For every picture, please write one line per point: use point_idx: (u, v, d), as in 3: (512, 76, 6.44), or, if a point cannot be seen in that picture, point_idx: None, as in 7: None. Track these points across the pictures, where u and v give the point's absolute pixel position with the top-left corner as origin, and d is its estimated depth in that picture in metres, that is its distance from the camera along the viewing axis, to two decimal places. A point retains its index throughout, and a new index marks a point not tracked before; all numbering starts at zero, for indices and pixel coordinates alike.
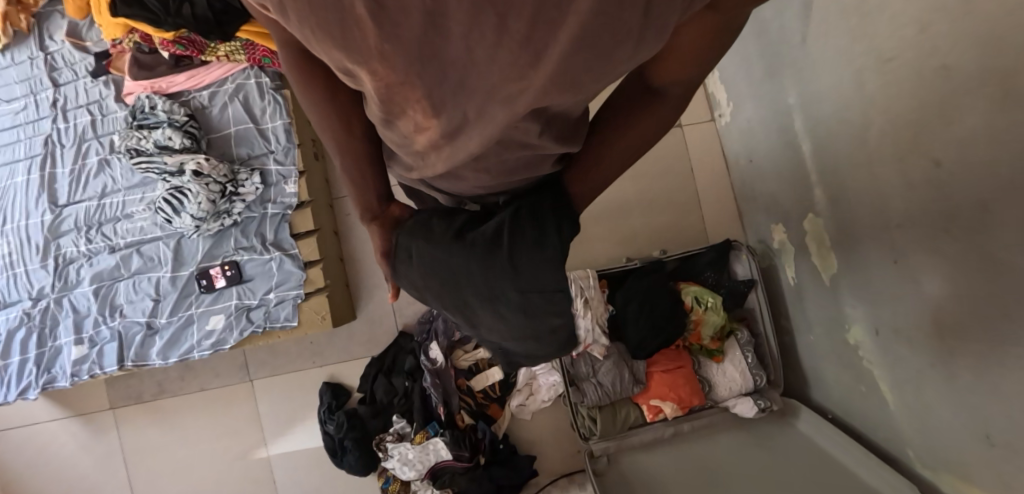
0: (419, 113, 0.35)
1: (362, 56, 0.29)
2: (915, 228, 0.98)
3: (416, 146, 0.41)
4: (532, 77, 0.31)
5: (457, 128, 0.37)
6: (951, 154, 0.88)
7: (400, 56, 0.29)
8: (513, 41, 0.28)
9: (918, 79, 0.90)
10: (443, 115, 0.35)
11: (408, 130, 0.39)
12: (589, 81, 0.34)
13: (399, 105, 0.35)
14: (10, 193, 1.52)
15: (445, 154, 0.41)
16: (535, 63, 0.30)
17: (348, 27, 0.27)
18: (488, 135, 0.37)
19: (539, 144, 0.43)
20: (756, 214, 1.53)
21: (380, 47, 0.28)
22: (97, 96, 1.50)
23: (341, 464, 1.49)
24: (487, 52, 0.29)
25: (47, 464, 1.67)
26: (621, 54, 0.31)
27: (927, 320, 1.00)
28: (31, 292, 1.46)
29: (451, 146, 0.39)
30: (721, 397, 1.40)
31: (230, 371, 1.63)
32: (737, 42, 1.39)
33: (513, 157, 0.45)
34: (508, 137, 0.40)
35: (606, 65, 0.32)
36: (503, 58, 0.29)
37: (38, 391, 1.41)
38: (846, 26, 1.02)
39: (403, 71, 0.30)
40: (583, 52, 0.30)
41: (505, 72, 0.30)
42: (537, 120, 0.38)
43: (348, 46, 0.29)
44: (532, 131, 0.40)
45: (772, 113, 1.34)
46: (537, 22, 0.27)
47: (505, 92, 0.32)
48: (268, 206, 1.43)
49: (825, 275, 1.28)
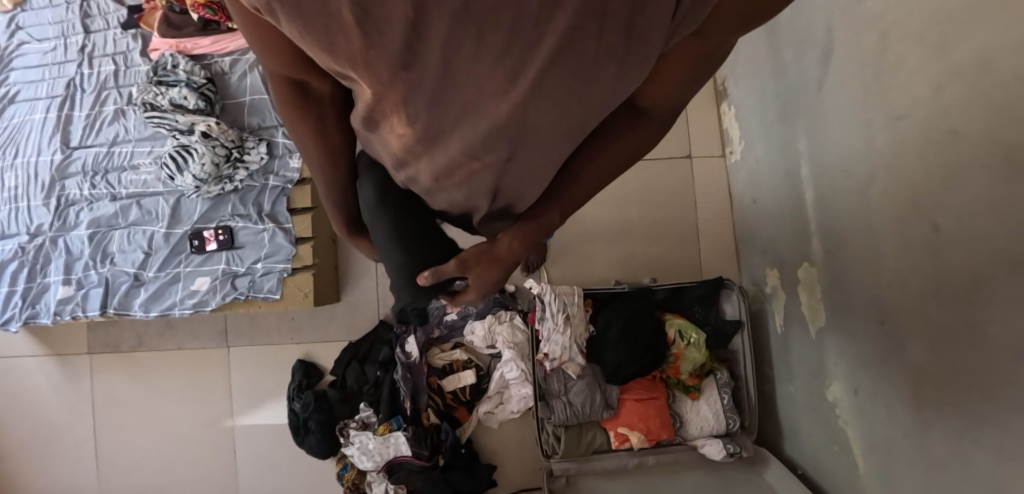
0: (398, 119, 0.33)
1: (346, 59, 0.27)
2: (905, 292, 0.96)
3: (395, 151, 0.39)
4: (512, 94, 0.29)
5: (434, 136, 0.35)
6: (949, 218, 0.86)
7: (381, 63, 0.26)
8: (491, 51, 0.26)
9: (926, 140, 0.89)
10: (418, 124, 0.33)
11: (386, 132, 0.37)
12: (572, 98, 0.32)
13: (380, 110, 0.33)
14: (25, 130, 1.55)
15: (424, 162, 0.39)
16: (515, 78, 0.28)
17: (333, 32, 0.25)
18: (468, 146, 0.35)
19: (511, 163, 0.40)
20: (753, 256, 1.51)
21: (364, 55, 0.25)
22: (124, 47, 1.54)
23: (302, 444, 1.49)
24: (466, 62, 0.26)
25: (17, 399, 1.69)
26: (604, 75, 0.30)
27: (907, 388, 0.98)
28: (29, 228, 1.48)
29: (430, 151, 0.37)
30: (690, 435, 1.38)
31: (209, 334, 1.63)
32: (758, 82, 1.38)
33: (499, 181, 0.43)
34: (491, 164, 0.39)
35: (589, 81, 0.30)
36: (482, 69, 0.27)
37: (19, 325, 1.44)
38: (861, 79, 1.02)
39: (385, 80, 0.28)
40: (564, 66, 0.28)
41: (482, 87, 0.29)
42: (524, 139, 0.36)
43: (332, 52, 0.26)
44: (520, 154, 0.38)
45: (782, 157, 1.32)
46: (514, 36, 0.25)
47: (480, 107, 0.31)
48: (269, 178, 1.43)
49: (813, 326, 1.25)
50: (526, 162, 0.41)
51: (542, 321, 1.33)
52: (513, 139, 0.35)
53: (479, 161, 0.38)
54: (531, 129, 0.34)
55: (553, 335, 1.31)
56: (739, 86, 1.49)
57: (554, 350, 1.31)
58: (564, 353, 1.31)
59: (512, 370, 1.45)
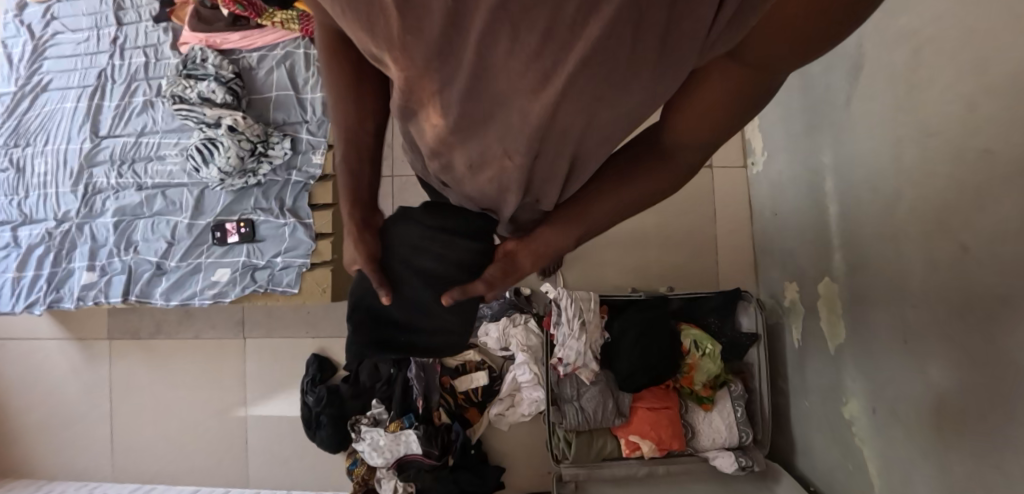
0: (433, 108, 0.33)
1: (384, 40, 0.28)
2: (930, 311, 0.95)
3: (427, 141, 0.38)
4: (543, 92, 0.29)
5: (467, 130, 0.34)
6: (976, 237, 0.85)
7: (417, 49, 0.27)
8: (525, 51, 0.26)
9: (957, 158, 0.87)
10: (451, 114, 0.32)
11: (421, 122, 0.36)
12: (603, 102, 0.31)
13: (416, 97, 0.32)
14: (56, 118, 1.58)
15: (457, 154, 0.38)
16: (547, 77, 0.28)
17: (373, 11, 0.25)
18: (504, 139, 0.35)
19: (544, 161, 0.39)
20: (772, 269, 1.50)
21: (401, 39, 0.26)
22: (155, 40, 1.57)
23: (314, 436, 1.50)
24: (501, 58, 0.27)
25: (38, 382, 1.72)
26: (635, 82, 0.30)
27: (928, 408, 0.96)
28: (57, 214, 1.51)
29: (463, 144, 0.36)
30: (702, 446, 1.37)
31: (227, 324, 1.65)
32: (784, 94, 1.37)
33: (527, 184, 0.42)
34: (523, 165, 0.38)
35: (621, 86, 0.30)
36: (515, 67, 0.27)
37: (43, 308, 1.47)
38: (892, 95, 1.01)
39: (421, 64, 0.28)
40: (597, 71, 0.28)
41: (513, 83, 0.29)
42: (557, 140, 0.35)
43: (373, 30, 0.27)
44: (546, 154, 0.37)
45: (805, 170, 1.31)
46: (548, 38, 0.25)
47: (515, 102, 0.30)
48: (292, 173, 1.45)
49: (831, 344, 1.24)
50: (557, 164, 0.40)
51: (557, 326, 1.33)
52: (544, 137, 0.34)
53: (513, 160, 0.37)
54: (562, 129, 0.34)
55: (568, 341, 1.31)
56: None
57: (568, 355, 1.30)
58: (578, 360, 1.31)
59: (524, 373, 1.45)
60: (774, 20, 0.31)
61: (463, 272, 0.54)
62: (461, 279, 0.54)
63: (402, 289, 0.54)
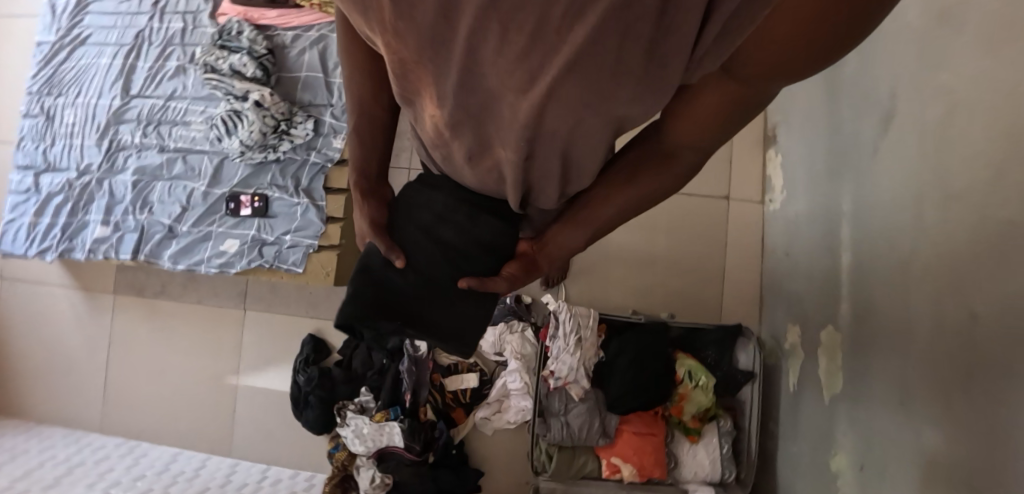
0: (429, 97, 0.34)
1: (379, 25, 0.28)
2: (932, 373, 0.92)
3: (426, 128, 0.39)
4: (530, 93, 0.29)
5: (460, 124, 0.35)
6: (987, 306, 0.81)
7: (410, 36, 0.27)
8: (512, 52, 0.25)
9: (976, 221, 0.85)
10: (446, 105, 0.33)
11: (420, 111, 0.37)
12: (589, 111, 0.30)
13: (413, 84, 0.33)
14: (90, 71, 1.61)
15: (453, 144, 0.39)
16: (533, 79, 0.27)
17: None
18: (498, 136, 0.35)
19: (539, 163, 0.38)
20: (777, 309, 1.49)
21: (393, 24, 0.26)
22: (194, 8, 1.58)
23: (300, 416, 1.51)
24: (491, 56, 0.26)
25: (41, 326, 1.76)
26: (622, 97, 0.29)
27: (916, 472, 0.94)
28: (79, 166, 1.55)
29: (457, 135, 0.37)
30: (683, 478, 1.36)
31: (230, 294, 1.67)
32: (811, 135, 1.36)
33: (520, 186, 0.42)
34: (516, 164, 0.38)
35: (608, 97, 0.29)
36: (504, 66, 0.27)
37: (54, 256, 1.51)
38: (920, 150, 0.98)
39: (415, 51, 0.28)
40: (581, 79, 0.27)
41: (503, 83, 0.28)
42: (548, 144, 0.35)
43: (368, 15, 0.28)
44: (542, 154, 0.36)
45: (823, 213, 1.30)
46: (534, 42, 0.24)
47: (505, 100, 0.30)
48: (311, 153, 1.46)
49: (826, 393, 1.23)
50: (552, 170, 0.40)
51: (553, 339, 1.33)
52: (533, 139, 0.34)
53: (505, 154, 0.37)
54: (552, 129, 0.32)
55: (562, 355, 1.31)
56: (791, 133, 1.47)
57: (560, 369, 1.30)
58: (569, 375, 1.31)
59: (515, 380, 1.45)
60: (768, 36, 0.29)
61: (482, 252, 0.49)
62: (482, 262, 0.49)
63: (415, 257, 0.47)
